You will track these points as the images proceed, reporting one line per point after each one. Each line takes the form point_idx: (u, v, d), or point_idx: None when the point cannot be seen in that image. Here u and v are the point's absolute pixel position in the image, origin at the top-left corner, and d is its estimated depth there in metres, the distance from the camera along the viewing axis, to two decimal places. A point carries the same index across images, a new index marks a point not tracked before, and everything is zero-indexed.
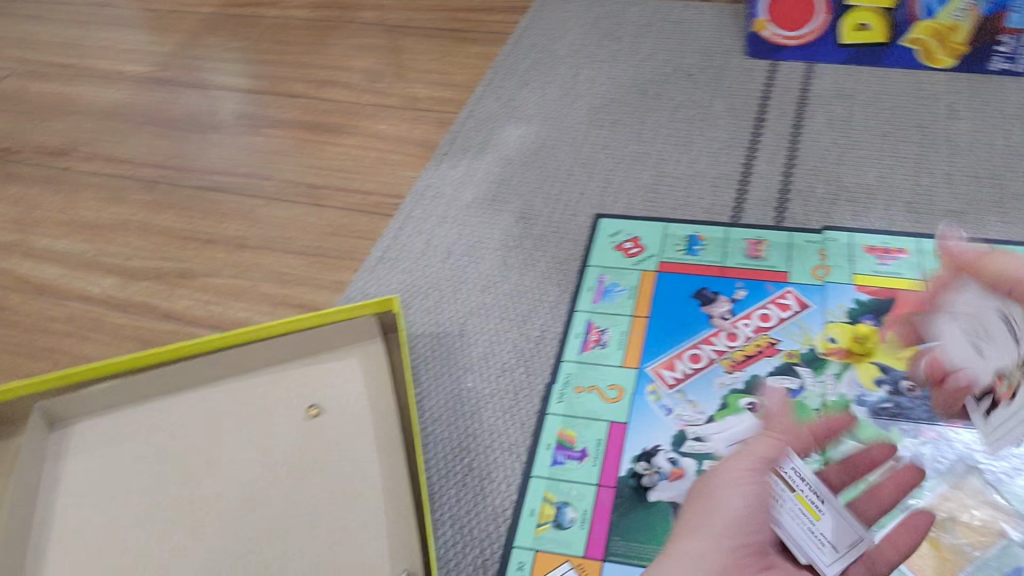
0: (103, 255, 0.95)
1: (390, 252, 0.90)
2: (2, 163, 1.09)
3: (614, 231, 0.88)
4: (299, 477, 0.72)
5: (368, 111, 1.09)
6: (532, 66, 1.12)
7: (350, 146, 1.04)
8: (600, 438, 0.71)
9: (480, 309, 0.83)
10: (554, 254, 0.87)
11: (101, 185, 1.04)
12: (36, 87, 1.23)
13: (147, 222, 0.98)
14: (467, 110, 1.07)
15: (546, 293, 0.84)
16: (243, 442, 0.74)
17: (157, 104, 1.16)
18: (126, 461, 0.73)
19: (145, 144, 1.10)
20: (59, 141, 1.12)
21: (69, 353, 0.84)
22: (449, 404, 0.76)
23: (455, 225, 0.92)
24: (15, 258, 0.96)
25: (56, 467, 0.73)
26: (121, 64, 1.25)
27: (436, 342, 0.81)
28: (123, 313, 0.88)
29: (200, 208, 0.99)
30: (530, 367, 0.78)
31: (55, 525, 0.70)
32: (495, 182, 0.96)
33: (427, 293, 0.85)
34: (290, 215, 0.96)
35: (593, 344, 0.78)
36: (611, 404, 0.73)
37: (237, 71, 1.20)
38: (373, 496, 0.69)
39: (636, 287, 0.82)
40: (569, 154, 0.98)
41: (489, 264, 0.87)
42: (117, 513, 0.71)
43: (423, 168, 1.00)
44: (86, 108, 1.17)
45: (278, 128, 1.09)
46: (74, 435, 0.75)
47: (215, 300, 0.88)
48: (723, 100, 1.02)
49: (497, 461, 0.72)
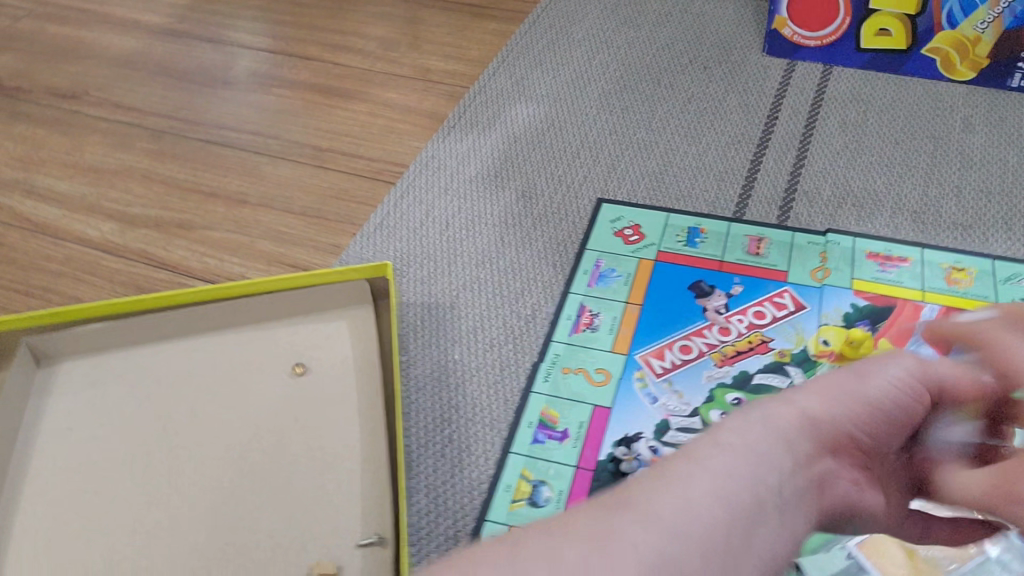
0: (104, 200, 0.95)
1: (388, 220, 0.90)
2: (12, 101, 1.09)
3: (614, 217, 0.87)
4: (278, 433, 0.71)
5: (379, 79, 1.08)
6: (547, 47, 1.11)
7: (358, 112, 1.04)
8: (582, 421, 0.71)
9: (473, 284, 0.83)
10: (552, 235, 0.86)
11: (108, 130, 1.04)
12: (51, 29, 1.22)
13: (150, 171, 0.98)
14: (478, 85, 1.06)
15: (541, 273, 0.83)
16: (227, 396, 0.74)
17: (171, 55, 1.16)
18: (110, 404, 0.74)
19: (156, 94, 1.09)
20: (70, 84, 1.12)
21: (62, 293, 0.85)
22: (434, 374, 0.76)
23: (456, 198, 0.91)
24: (17, 195, 0.96)
25: (42, 404, 0.73)
26: (137, 14, 1.25)
27: (426, 313, 0.80)
28: (119, 258, 0.88)
29: (205, 161, 0.99)
30: (518, 346, 0.77)
31: (36, 460, 0.70)
32: (500, 159, 0.96)
33: (422, 263, 0.85)
34: (293, 175, 0.96)
35: (584, 327, 0.77)
36: (596, 388, 0.73)
37: (253, 29, 1.20)
38: (351, 460, 0.69)
39: (632, 273, 0.82)
40: (578, 137, 0.97)
41: (486, 240, 0.87)
42: (96, 455, 0.71)
43: (430, 139, 0.99)
44: (100, 53, 1.17)
45: (289, 89, 1.08)
46: (61, 374, 0.75)
47: (211, 253, 0.88)
48: (736, 95, 1.01)
49: (477, 435, 0.71)
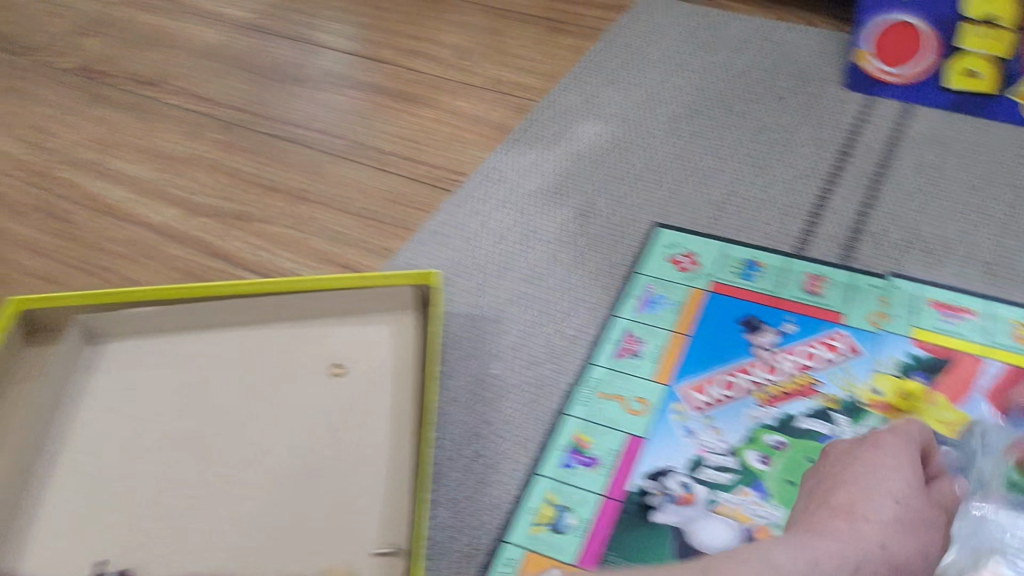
0: (170, 186, 0.97)
1: (443, 227, 0.89)
2: (96, 86, 1.14)
3: (670, 244, 0.85)
4: (307, 431, 0.71)
5: (449, 87, 1.09)
6: (621, 66, 1.10)
7: (426, 118, 1.04)
8: (614, 449, 0.69)
9: (520, 299, 0.82)
10: (605, 256, 0.85)
11: (182, 119, 1.07)
12: (143, 19, 1.27)
13: (217, 161, 1.00)
14: (548, 101, 1.05)
15: (589, 294, 0.82)
16: (263, 389, 0.75)
17: (250, 49, 1.19)
18: (151, 386, 0.75)
19: (231, 86, 1.12)
20: (153, 73, 1.16)
21: (121, 276, 0.87)
22: (471, 387, 0.75)
23: (512, 211, 0.91)
24: (90, 176, 1.00)
25: (88, 380, 0.76)
26: (224, 7, 1.29)
27: (471, 324, 0.80)
28: (178, 245, 0.90)
29: (269, 155, 1.00)
30: (558, 366, 0.76)
31: (75, 434, 0.72)
32: (560, 175, 0.95)
33: (471, 273, 0.84)
34: (354, 176, 0.97)
35: (627, 353, 0.76)
36: (632, 417, 0.71)
37: (331, 29, 1.22)
38: (377, 467, 0.68)
39: (682, 302, 0.80)
40: (641, 159, 0.96)
41: (537, 255, 0.86)
42: (130, 434, 0.72)
43: (493, 150, 0.99)
44: (182, 44, 1.21)
45: (359, 90, 1.10)
46: (109, 353, 0.77)
47: (265, 246, 0.89)
48: (810, 128, 0.98)
49: (506, 452, 0.70)
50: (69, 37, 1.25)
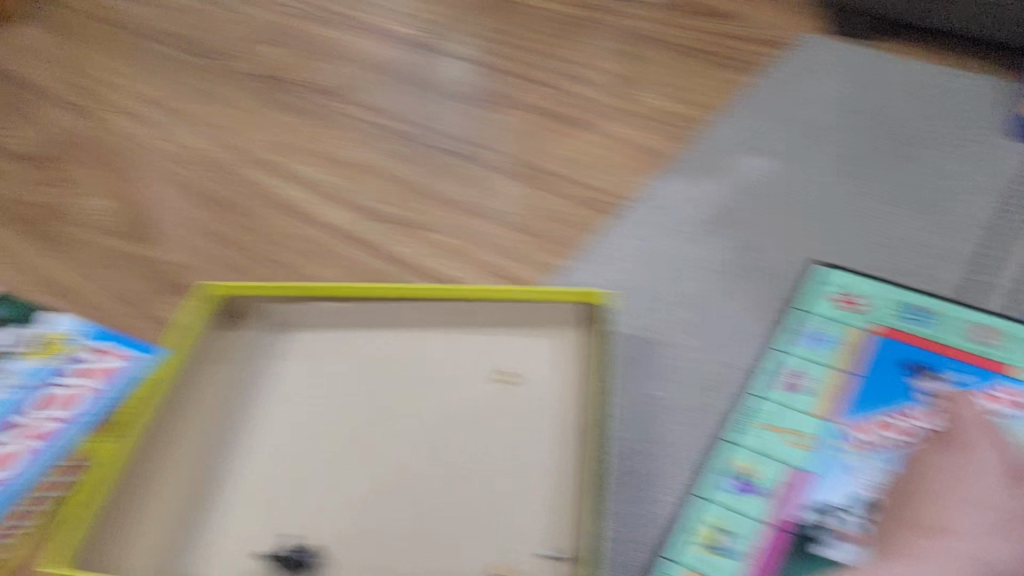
0: (343, 190, 1.03)
1: (606, 248, 0.92)
2: (275, 91, 1.22)
3: (832, 281, 0.86)
4: (481, 435, 0.75)
5: (609, 113, 1.13)
6: (781, 103, 1.11)
7: (586, 142, 1.08)
8: (775, 479, 0.70)
9: (684, 324, 0.84)
10: (767, 290, 0.86)
11: (354, 128, 1.13)
12: (317, 31, 1.35)
13: (387, 169, 1.06)
14: (709, 132, 1.08)
15: (750, 325, 0.83)
16: (438, 391, 0.78)
17: (417, 65, 1.25)
18: (333, 376, 0.80)
19: (400, 100, 1.18)
20: (327, 82, 1.23)
21: (299, 270, 0.92)
22: (633, 406, 0.77)
23: (675, 238, 0.93)
24: (270, 175, 1.06)
25: (274, 364, 0.81)
26: (392, 24, 1.36)
27: (637, 345, 0.82)
28: (351, 245, 0.95)
29: (436, 167, 1.06)
30: (718, 394, 0.77)
31: (263, 415, 0.77)
32: (722, 207, 0.96)
33: (636, 295, 0.87)
34: (518, 193, 1.01)
35: (788, 387, 0.77)
36: (794, 450, 0.72)
37: (494, 51, 1.27)
38: (545, 472, 0.71)
39: (845, 341, 0.80)
40: (802, 195, 0.97)
41: (700, 283, 0.88)
42: (314, 419, 0.77)
43: (654, 177, 1.01)
44: (354, 57, 1.28)
45: (521, 111, 1.14)
46: (292, 341, 0.82)
47: (434, 253, 0.93)
48: (976, 176, 0.97)
49: (666, 473, 0.72)
50: (249, 45, 1.33)
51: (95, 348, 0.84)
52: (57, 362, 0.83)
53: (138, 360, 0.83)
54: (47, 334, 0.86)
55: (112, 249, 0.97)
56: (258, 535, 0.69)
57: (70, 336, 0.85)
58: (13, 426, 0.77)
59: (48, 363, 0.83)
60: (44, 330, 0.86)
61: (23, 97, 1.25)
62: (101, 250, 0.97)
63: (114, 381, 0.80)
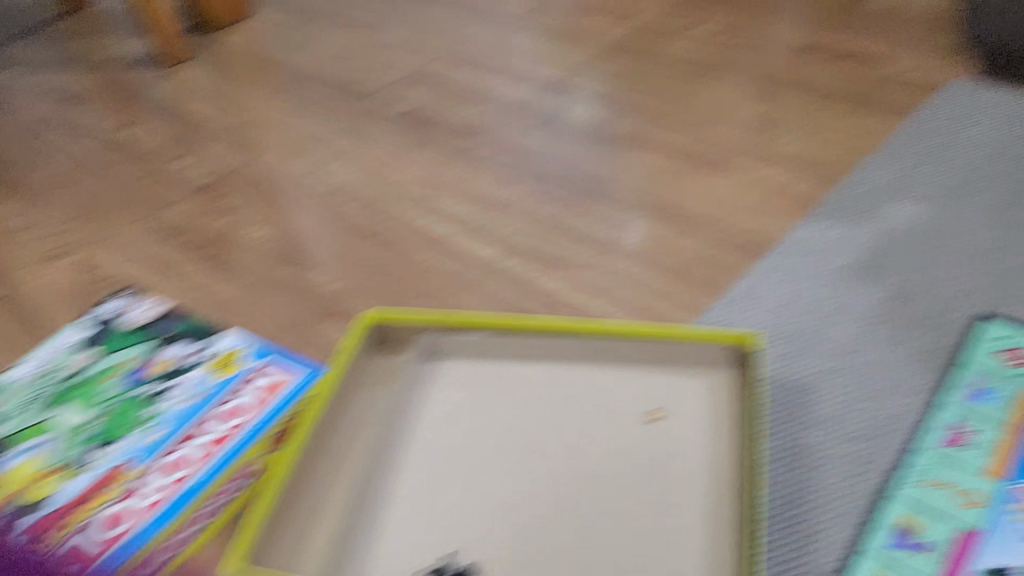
0: (491, 226, 1.06)
1: (751, 292, 0.91)
2: (424, 130, 1.27)
3: (998, 336, 0.82)
4: (630, 475, 0.74)
5: (753, 156, 1.13)
6: (934, 148, 1.09)
7: (729, 184, 1.08)
8: (945, 539, 0.67)
9: (836, 372, 0.82)
10: (926, 340, 0.83)
11: (499, 168, 1.17)
12: (460, 73, 1.41)
13: (532, 208, 1.09)
14: (858, 176, 1.06)
15: (909, 376, 0.80)
16: (584, 426, 0.78)
17: (560, 107, 1.28)
18: (482, 406, 0.81)
19: (542, 140, 1.22)
20: (472, 122, 1.28)
21: (449, 302, 0.96)
22: (786, 452, 0.75)
23: (824, 284, 0.91)
24: (419, 210, 1.11)
25: (425, 391, 0.83)
26: (531, 67, 1.40)
27: (785, 391, 0.81)
28: (498, 279, 0.98)
29: (579, 207, 1.08)
30: (877, 445, 0.75)
31: (414, 439, 0.79)
32: (873, 253, 0.94)
33: (783, 339, 0.86)
34: (661, 233, 1.01)
35: (955, 442, 0.74)
36: (965, 509, 0.69)
37: (633, 94, 1.30)
38: (695, 514, 0.70)
39: (1015, 397, 0.76)
40: (961, 244, 0.94)
41: (853, 331, 0.86)
42: (464, 446, 0.78)
43: (801, 221, 1.00)
44: (498, 99, 1.33)
45: (664, 153, 1.15)
46: (443, 369, 0.85)
47: (580, 290, 0.95)
48: None
49: (827, 522, 0.70)
50: (396, 86, 1.40)
51: (262, 365, 0.88)
52: (229, 377, 0.87)
53: (301, 378, 0.86)
54: (217, 350, 0.91)
55: (274, 274, 1.03)
56: (415, 557, 0.70)
57: (239, 352, 0.90)
58: (192, 434, 0.81)
59: (222, 378, 0.87)
60: (217, 346, 0.92)
61: (191, 132, 1.34)
62: (263, 276, 1.03)
63: (280, 398, 0.84)
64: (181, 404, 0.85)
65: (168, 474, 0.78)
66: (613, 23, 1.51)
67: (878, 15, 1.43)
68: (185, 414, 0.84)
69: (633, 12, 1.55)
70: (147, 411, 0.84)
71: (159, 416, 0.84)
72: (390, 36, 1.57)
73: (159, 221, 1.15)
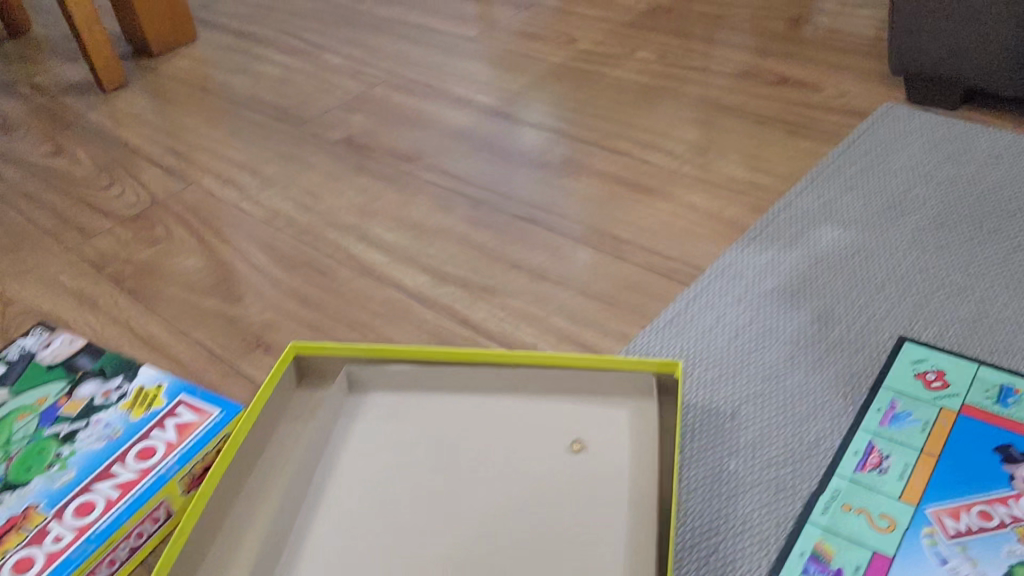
0: (424, 254, 1.06)
1: (678, 318, 0.92)
2: (360, 157, 1.27)
3: (916, 360, 0.84)
4: (552, 506, 0.73)
5: (685, 182, 1.13)
6: (860, 172, 1.10)
7: (661, 211, 1.09)
8: (860, 564, 0.67)
9: (758, 398, 0.82)
10: (848, 364, 0.84)
11: (434, 194, 1.16)
12: (400, 99, 1.41)
13: (465, 235, 1.08)
14: (785, 201, 1.07)
15: (830, 400, 0.81)
16: (507, 456, 0.78)
17: (497, 133, 1.29)
18: (405, 437, 0.80)
19: (477, 166, 1.21)
20: (409, 148, 1.27)
21: (378, 331, 0.95)
22: (707, 480, 0.75)
23: (749, 308, 0.92)
24: (352, 238, 1.10)
25: (347, 423, 0.82)
26: (471, 93, 1.40)
27: (708, 418, 0.81)
28: (428, 308, 0.97)
29: (512, 234, 1.08)
30: (797, 470, 0.75)
31: (333, 472, 0.78)
32: (798, 278, 0.95)
33: (707, 366, 0.86)
34: (593, 261, 1.02)
35: (871, 467, 0.74)
36: (881, 533, 0.69)
37: (570, 119, 1.30)
38: (615, 544, 0.69)
39: (930, 422, 0.78)
40: (884, 267, 0.95)
41: (776, 355, 0.86)
42: (384, 479, 0.77)
43: (729, 247, 1.01)
44: (436, 125, 1.33)
45: (599, 179, 1.16)
46: (367, 401, 0.84)
47: (509, 318, 0.95)
48: None
49: (745, 550, 0.70)
50: (335, 112, 1.40)
51: (180, 403, 0.86)
52: (145, 416, 0.85)
53: (219, 417, 0.84)
54: (135, 388, 0.88)
55: (201, 306, 1.01)
56: None
57: (156, 391, 0.88)
58: (103, 475, 0.78)
59: (137, 418, 0.85)
60: (133, 384, 0.89)
61: (124, 160, 1.32)
62: (189, 308, 1.01)
63: (196, 438, 0.82)
64: (93, 445, 0.82)
65: (75, 518, 0.74)
66: (554, 49, 1.52)
67: (811, 42, 1.45)
68: (96, 456, 0.81)
69: (573, 38, 1.56)
70: (57, 453, 0.81)
71: (72, 457, 0.81)
72: (330, 61, 1.56)
73: (85, 252, 1.12)
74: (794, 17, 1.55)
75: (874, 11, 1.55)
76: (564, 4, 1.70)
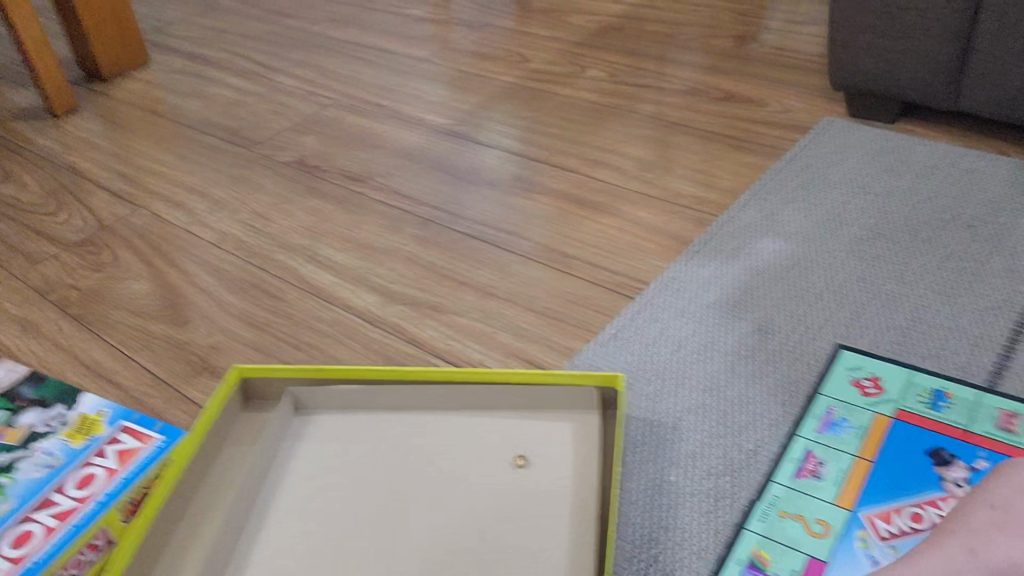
0: (373, 274, 1.06)
1: (622, 332, 0.93)
2: (310, 178, 1.27)
3: (852, 367, 0.85)
4: (494, 521, 0.74)
5: (632, 198, 1.15)
6: (801, 185, 1.13)
7: (608, 226, 1.10)
8: (794, 569, 0.68)
9: (699, 409, 0.83)
10: (786, 373, 0.86)
11: (384, 214, 1.17)
12: (352, 121, 1.42)
13: (414, 254, 1.09)
14: (727, 215, 1.09)
15: (768, 409, 0.83)
16: (450, 474, 0.78)
17: (448, 153, 1.30)
18: (349, 458, 0.80)
19: (428, 186, 1.22)
20: (360, 169, 1.28)
21: (325, 352, 0.95)
22: (648, 491, 0.76)
23: (692, 320, 0.94)
24: (301, 259, 1.10)
25: (291, 445, 0.81)
26: (423, 113, 1.41)
27: (650, 430, 0.82)
28: (376, 328, 0.98)
29: (461, 252, 1.09)
30: (736, 479, 0.77)
31: (276, 495, 0.77)
32: (740, 290, 0.97)
33: (650, 378, 0.87)
34: (540, 277, 1.03)
35: (808, 473, 0.76)
36: (816, 538, 0.70)
37: (521, 138, 1.32)
38: (555, 557, 0.70)
39: (865, 427, 0.79)
40: (822, 277, 0.97)
41: (716, 367, 0.88)
42: (327, 502, 0.76)
43: (673, 260, 1.03)
44: (388, 145, 1.33)
45: (548, 196, 1.17)
46: (311, 422, 0.84)
47: (457, 336, 0.95)
48: (1002, 258, 0.97)
49: (684, 559, 0.71)
50: (287, 133, 1.40)
51: (122, 430, 0.86)
52: (85, 443, 0.85)
53: (160, 443, 0.84)
54: (76, 415, 0.88)
55: (149, 331, 1.00)
56: None
57: (98, 417, 0.88)
58: (43, 504, 0.79)
59: (78, 445, 0.85)
60: (75, 411, 0.89)
61: (73, 185, 1.31)
62: (136, 332, 1.00)
63: (137, 464, 0.82)
64: (32, 474, 0.82)
65: (13, 547, 0.75)
66: (506, 68, 1.54)
67: (757, 59, 1.48)
68: (35, 483, 0.81)
69: (525, 57, 1.58)
70: None
71: (10, 485, 0.81)
72: (283, 83, 1.57)
73: (32, 279, 1.11)
74: (740, 34, 1.59)
75: (818, 29, 1.59)
76: (516, 25, 1.72)
